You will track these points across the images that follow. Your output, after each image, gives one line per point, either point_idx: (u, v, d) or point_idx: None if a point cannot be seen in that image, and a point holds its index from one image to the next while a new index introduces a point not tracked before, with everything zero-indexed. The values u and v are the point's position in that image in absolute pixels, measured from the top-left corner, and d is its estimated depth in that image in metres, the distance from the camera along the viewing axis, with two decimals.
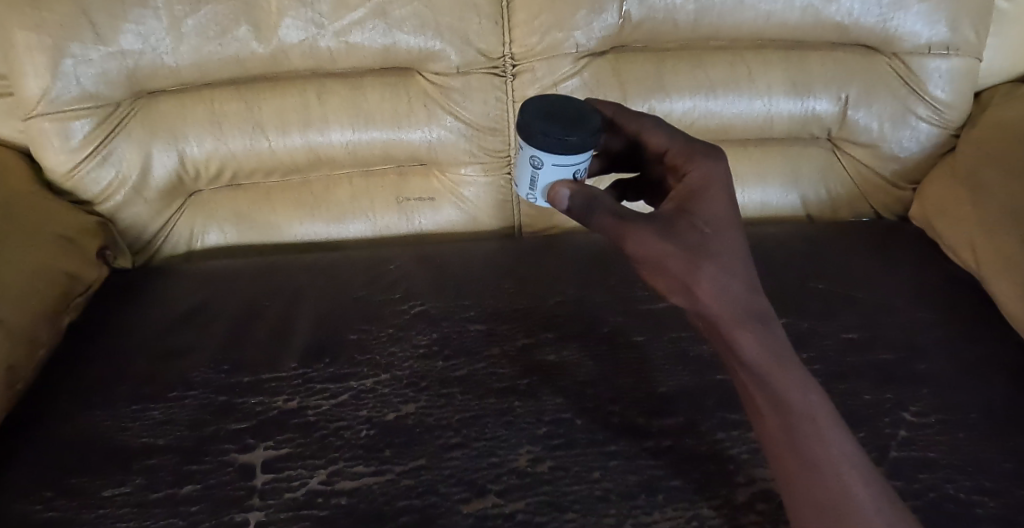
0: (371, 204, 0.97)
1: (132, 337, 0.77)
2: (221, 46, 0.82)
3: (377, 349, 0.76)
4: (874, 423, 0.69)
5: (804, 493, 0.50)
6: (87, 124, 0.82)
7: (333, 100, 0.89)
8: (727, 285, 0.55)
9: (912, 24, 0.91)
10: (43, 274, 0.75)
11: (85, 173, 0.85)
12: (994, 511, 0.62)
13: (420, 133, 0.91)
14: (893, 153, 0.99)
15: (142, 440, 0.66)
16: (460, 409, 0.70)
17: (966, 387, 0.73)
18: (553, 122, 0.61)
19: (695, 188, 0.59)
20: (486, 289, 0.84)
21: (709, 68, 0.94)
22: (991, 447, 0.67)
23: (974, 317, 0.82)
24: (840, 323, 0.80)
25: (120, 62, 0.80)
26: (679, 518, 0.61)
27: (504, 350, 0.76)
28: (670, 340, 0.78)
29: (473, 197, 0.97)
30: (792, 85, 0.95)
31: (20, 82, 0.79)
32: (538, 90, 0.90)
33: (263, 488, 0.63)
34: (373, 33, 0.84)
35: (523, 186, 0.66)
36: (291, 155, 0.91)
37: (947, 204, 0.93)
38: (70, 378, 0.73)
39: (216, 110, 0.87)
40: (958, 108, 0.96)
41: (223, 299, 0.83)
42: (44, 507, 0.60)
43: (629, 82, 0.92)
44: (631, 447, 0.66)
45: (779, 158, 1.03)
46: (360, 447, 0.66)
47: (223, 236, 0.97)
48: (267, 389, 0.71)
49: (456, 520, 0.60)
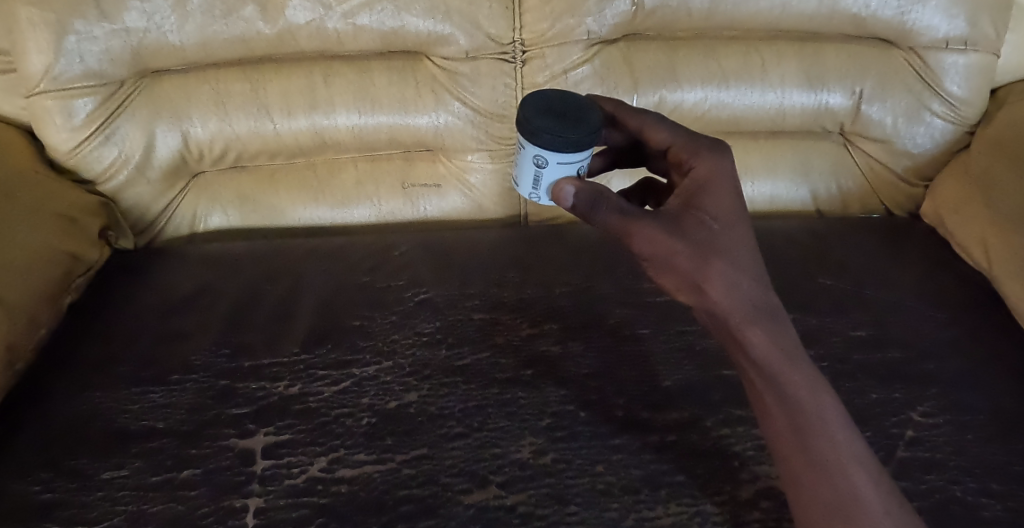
0: (375, 188, 0.96)
1: (133, 319, 0.77)
2: (227, 26, 0.80)
3: (379, 336, 0.75)
4: (880, 422, 0.68)
5: (812, 495, 0.49)
6: (90, 102, 0.81)
7: (339, 83, 0.88)
8: (737, 282, 0.54)
9: (929, 18, 0.89)
10: (44, 254, 0.75)
11: (88, 152, 0.84)
12: (1001, 513, 0.61)
13: (427, 119, 0.90)
14: (905, 149, 0.98)
15: (141, 423, 0.66)
16: (463, 399, 0.69)
17: (974, 388, 0.72)
18: (554, 120, 0.60)
19: (701, 182, 0.58)
20: (490, 278, 0.83)
21: (722, 58, 0.92)
22: (999, 449, 0.67)
23: (984, 318, 0.81)
24: (848, 321, 0.80)
25: (124, 40, 0.79)
26: (681, 514, 0.60)
27: (506, 340, 0.76)
28: (675, 333, 0.77)
29: (478, 184, 0.96)
30: (806, 77, 0.94)
31: (22, 58, 0.78)
32: (547, 78, 0.89)
33: (263, 474, 0.62)
34: (381, 15, 0.82)
35: (526, 185, 0.64)
36: (296, 137, 0.89)
37: (960, 202, 0.91)
38: (70, 359, 0.72)
39: (221, 90, 0.86)
40: (973, 104, 0.95)
41: (226, 282, 0.82)
42: (42, 488, 0.60)
43: (640, 72, 0.91)
44: (635, 442, 0.66)
45: (790, 151, 1.01)
46: (361, 434, 0.66)
47: (226, 219, 0.96)
48: (268, 375, 0.71)
49: (457, 511, 0.59)
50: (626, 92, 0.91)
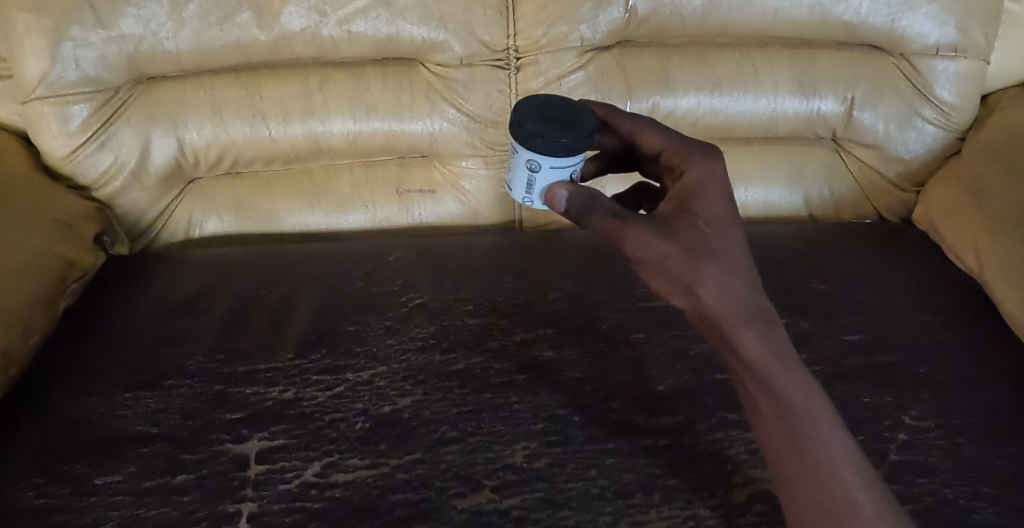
0: (371, 194, 0.97)
1: (128, 325, 0.77)
2: (223, 32, 0.81)
3: (374, 341, 0.76)
4: (873, 426, 0.69)
5: (806, 496, 0.50)
6: (86, 108, 0.82)
7: (334, 89, 0.88)
8: (729, 285, 0.54)
9: (920, 25, 0.90)
10: (39, 259, 0.75)
11: (84, 158, 0.84)
12: (992, 516, 0.62)
13: (422, 125, 0.90)
14: (897, 154, 0.99)
15: (135, 428, 0.66)
16: (457, 403, 0.69)
17: (966, 392, 0.73)
18: (547, 124, 0.60)
19: (693, 187, 0.58)
20: (485, 283, 0.84)
21: (715, 65, 0.93)
22: (990, 452, 0.67)
23: (976, 323, 0.82)
24: (840, 325, 0.80)
25: (120, 46, 0.79)
26: (675, 518, 0.60)
27: (501, 345, 0.76)
28: (669, 338, 0.77)
29: (473, 189, 0.96)
30: (798, 83, 0.94)
31: (18, 64, 0.78)
32: (542, 84, 0.89)
33: (257, 479, 0.62)
34: (376, 22, 0.83)
35: (520, 190, 0.65)
36: (291, 143, 0.90)
37: (952, 207, 0.92)
38: (65, 364, 0.72)
39: (217, 96, 0.87)
40: (964, 110, 0.95)
41: (221, 287, 0.83)
42: (35, 494, 0.60)
43: (633, 78, 0.91)
44: (628, 446, 0.66)
45: (783, 157, 1.02)
46: (356, 439, 0.66)
47: (222, 225, 0.96)
48: (262, 379, 0.71)
49: (451, 515, 0.60)
50: (620, 98, 0.91)
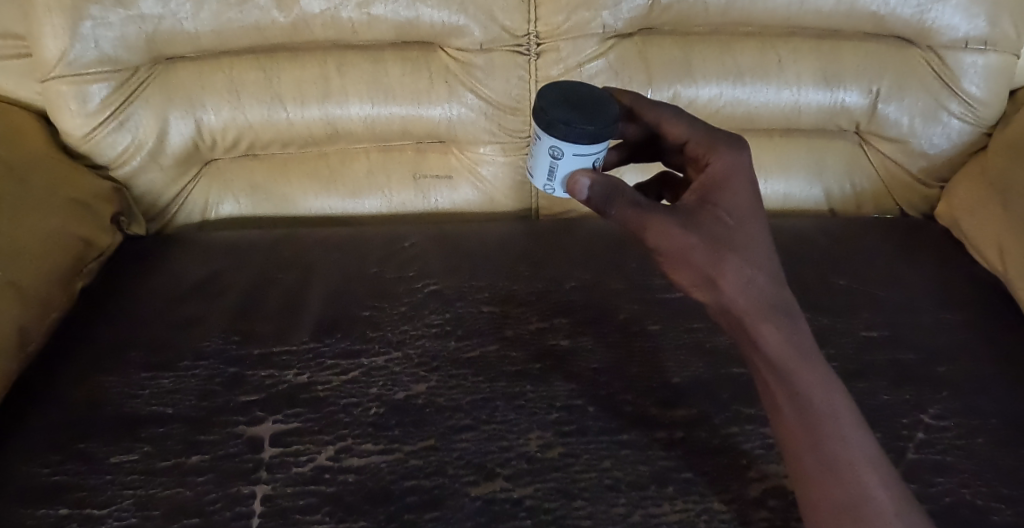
0: (387, 179, 0.96)
1: (143, 306, 0.77)
2: (242, 14, 0.80)
3: (389, 326, 0.75)
4: (890, 424, 0.68)
5: (823, 495, 0.49)
6: (105, 88, 0.82)
7: (353, 73, 0.88)
8: (752, 279, 0.53)
9: (949, 17, 0.88)
10: (57, 238, 0.75)
11: (101, 138, 0.84)
12: (1011, 518, 0.61)
13: (440, 110, 0.89)
14: (921, 150, 0.97)
15: (150, 408, 0.66)
16: (471, 391, 0.69)
17: (986, 392, 0.72)
18: (571, 112, 0.60)
19: (717, 178, 0.58)
20: (501, 272, 0.83)
21: (737, 54, 0.91)
22: (1010, 454, 0.66)
23: (998, 322, 0.80)
24: (859, 321, 0.79)
25: (138, 26, 0.79)
26: (688, 511, 0.60)
27: (517, 333, 0.75)
28: (685, 330, 0.77)
29: (490, 176, 0.96)
30: (822, 75, 0.93)
31: (38, 43, 0.78)
32: (561, 70, 0.88)
33: (270, 461, 0.62)
34: (396, 6, 0.82)
35: (541, 177, 0.64)
36: (309, 127, 0.89)
37: (975, 204, 0.90)
38: (80, 344, 0.72)
39: (235, 78, 0.86)
40: (992, 105, 0.93)
41: (237, 269, 0.83)
42: (52, 471, 0.61)
43: (654, 67, 0.90)
44: (643, 438, 0.65)
45: (804, 149, 1.01)
46: (369, 424, 0.66)
47: (237, 207, 0.96)
48: (277, 363, 0.71)
49: (463, 503, 0.59)
50: (641, 86, 0.90)
